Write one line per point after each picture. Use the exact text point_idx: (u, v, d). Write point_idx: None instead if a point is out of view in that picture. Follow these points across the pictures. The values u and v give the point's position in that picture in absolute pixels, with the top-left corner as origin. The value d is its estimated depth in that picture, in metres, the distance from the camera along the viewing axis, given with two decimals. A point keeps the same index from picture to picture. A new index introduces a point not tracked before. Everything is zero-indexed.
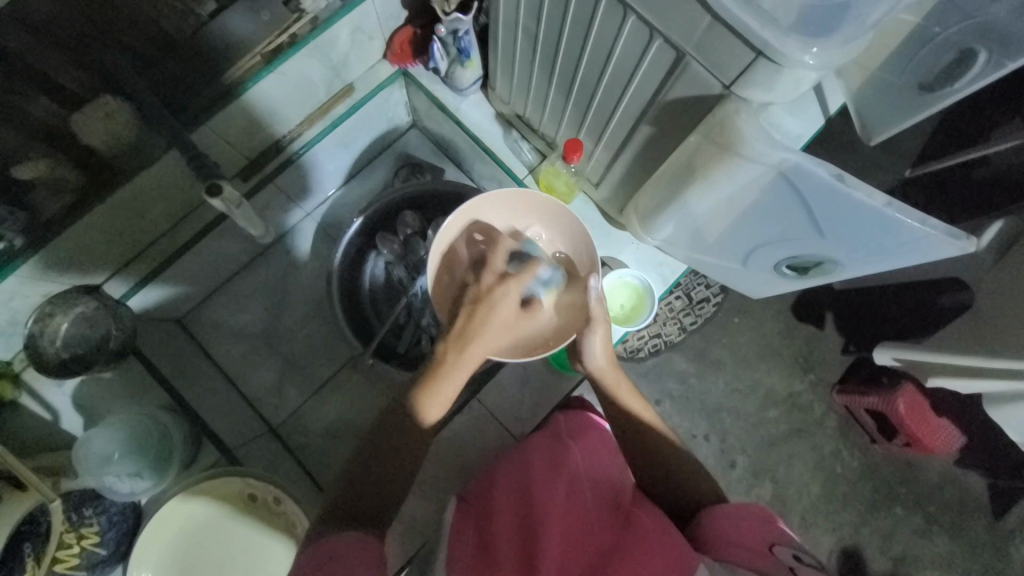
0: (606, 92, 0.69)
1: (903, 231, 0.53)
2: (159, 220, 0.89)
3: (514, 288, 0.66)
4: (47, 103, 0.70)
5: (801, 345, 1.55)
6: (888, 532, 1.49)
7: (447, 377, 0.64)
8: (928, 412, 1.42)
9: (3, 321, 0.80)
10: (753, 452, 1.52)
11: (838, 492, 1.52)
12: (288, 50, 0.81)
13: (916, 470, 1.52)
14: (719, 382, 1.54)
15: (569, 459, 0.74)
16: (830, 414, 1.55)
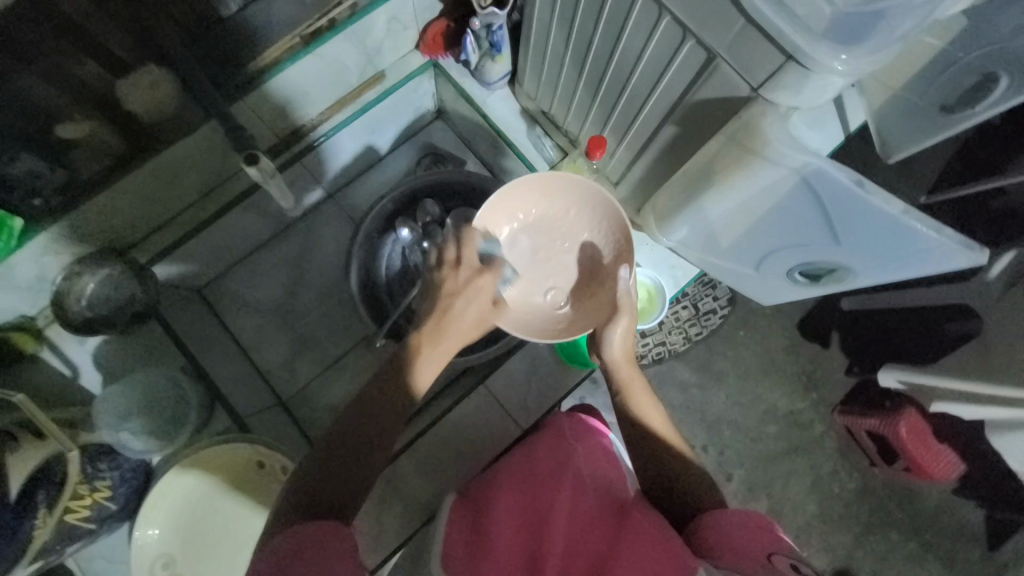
0: (634, 92, 0.71)
1: (917, 238, 0.55)
2: (190, 190, 0.91)
3: (490, 282, 0.74)
4: (95, 68, 0.72)
5: (805, 363, 1.56)
6: (882, 556, 1.50)
7: (427, 356, 0.71)
8: (929, 437, 1.41)
9: (32, 277, 0.82)
10: (750, 467, 1.52)
11: (833, 512, 1.52)
12: (327, 34, 0.86)
13: (914, 497, 1.52)
14: (720, 395, 1.55)
15: (573, 462, 0.75)
16: (830, 433, 1.55)
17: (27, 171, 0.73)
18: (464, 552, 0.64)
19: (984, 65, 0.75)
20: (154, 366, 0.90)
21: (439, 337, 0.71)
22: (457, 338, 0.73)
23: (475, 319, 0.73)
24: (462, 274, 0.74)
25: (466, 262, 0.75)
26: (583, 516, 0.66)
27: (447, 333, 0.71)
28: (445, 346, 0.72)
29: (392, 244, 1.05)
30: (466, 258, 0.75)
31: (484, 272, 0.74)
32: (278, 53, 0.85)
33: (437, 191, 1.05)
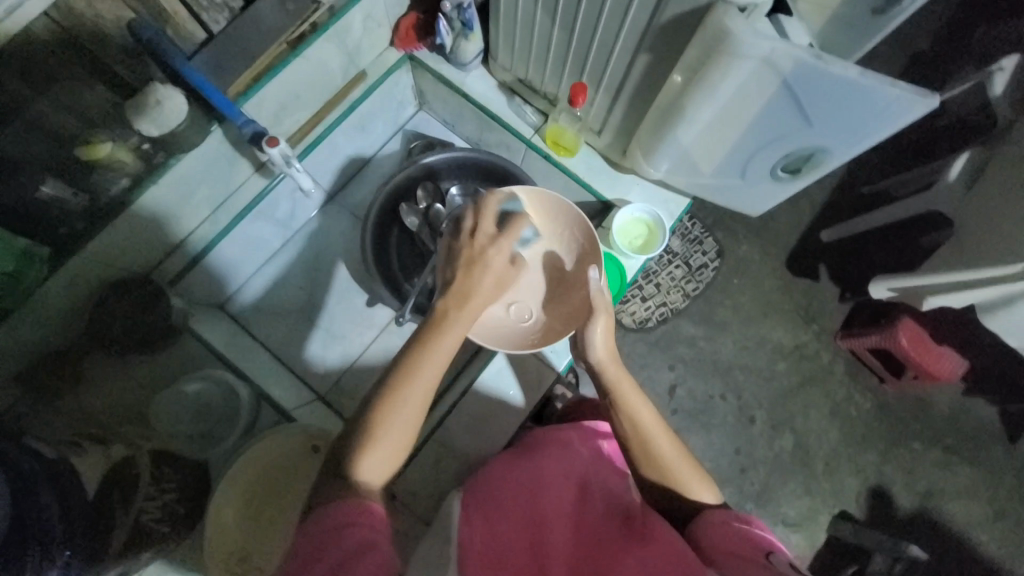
0: (605, 31, 0.79)
1: (878, 97, 0.64)
2: (202, 205, 0.96)
3: (507, 246, 0.76)
4: (104, 91, 0.77)
5: (801, 300, 1.61)
6: (911, 467, 1.54)
7: (395, 417, 0.67)
8: (927, 341, 1.46)
9: (64, 303, 0.83)
10: (770, 406, 1.56)
11: (856, 435, 1.56)
12: (311, 37, 0.91)
13: (928, 405, 1.57)
14: (728, 343, 1.59)
15: (582, 464, 0.86)
16: (838, 360, 1.59)
17: (53, 194, 0.77)
18: (482, 550, 0.73)
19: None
20: (192, 375, 0.92)
21: (468, 299, 0.73)
22: (427, 382, 0.69)
23: (496, 282, 0.76)
24: (479, 241, 0.76)
25: (482, 231, 0.77)
26: (592, 515, 0.79)
27: (421, 373, 0.68)
28: (413, 403, 0.68)
29: (399, 239, 1.10)
30: (482, 226, 0.76)
31: (497, 241, 0.76)
32: (255, 70, 0.88)
33: (432, 174, 1.11)
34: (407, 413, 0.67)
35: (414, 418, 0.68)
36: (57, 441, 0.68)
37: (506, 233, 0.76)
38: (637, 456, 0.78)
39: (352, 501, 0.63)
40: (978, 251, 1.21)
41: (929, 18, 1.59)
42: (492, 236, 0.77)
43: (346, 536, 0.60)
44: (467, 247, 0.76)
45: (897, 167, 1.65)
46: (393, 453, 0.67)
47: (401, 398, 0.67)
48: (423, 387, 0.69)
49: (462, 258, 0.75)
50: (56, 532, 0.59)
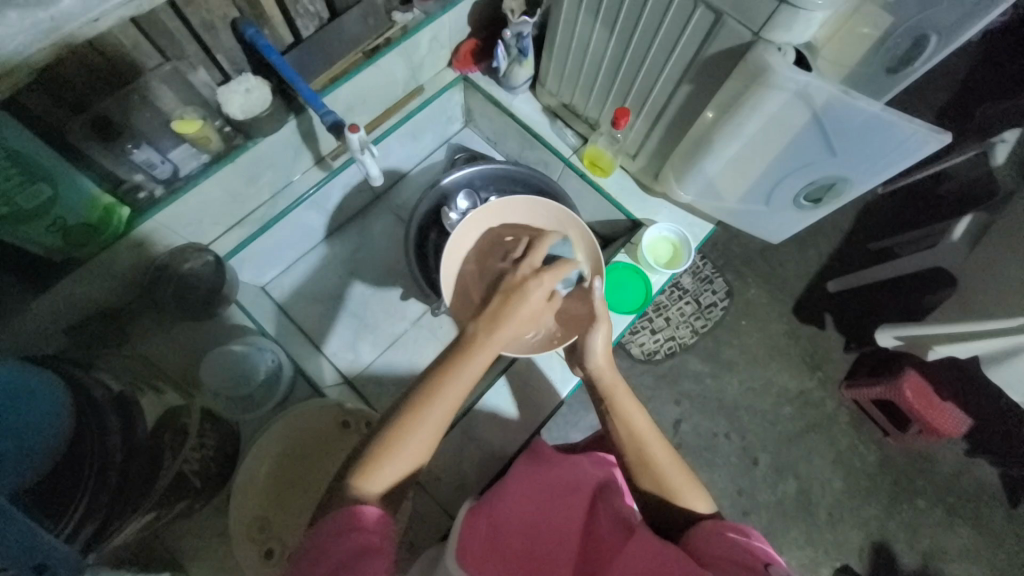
0: (653, 61, 0.90)
1: (897, 130, 0.74)
2: (264, 189, 1.04)
3: (549, 280, 0.77)
4: (204, 75, 0.85)
5: (806, 344, 1.65)
6: (914, 525, 1.52)
7: (414, 428, 0.67)
8: (931, 395, 1.48)
9: (129, 265, 0.89)
10: (774, 449, 1.57)
11: (859, 486, 1.55)
12: (384, 49, 1.01)
13: (931, 462, 1.57)
14: (734, 382, 1.61)
15: (592, 483, 0.83)
16: (842, 408, 1.61)
17: (144, 160, 0.83)
18: (483, 554, 0.71)
19: (918, 30, 0.83)
20: (235, 338, 0.97)
21: (498, 323, 0.75)
22: (450, 399, 0.69)
23: (532, 315, 0.77)
24: (521, 273, 0.80)
25: (526, 265, 0.81)
26: (599, 531, 0.74)
27: (440, 389, 0.69)
28: (432, 416, 0.68)
29: (436, 242, 1.14)
30: (529, 259, 0.82)
31: (541, 274, 0.78)
32: (334, 72, 0.98)
33: (473, 183, 1.16)
34: (426, 426, 0.68)
35: (432, 432, 0.68)
36: (122, 382, 0.72)
37: (548, 268, 0.78)
38: (631, 458, 0.78)
39: (352, 508, 0.61)
40: (978, 304, 1.26)
41: (930, 94, 1.72)
42: (535, 270, 0.80)
43: (341, 542, 0.58)
44: (511, 279, 0.79)
45: (899, 226, 1.74)
46: (409, 463, 0.67)
47: (423, 411, 0.68)
48: (442, 405, 0.69)
49: (502, 287, 0.78)
50: (117, 463, 0.62)
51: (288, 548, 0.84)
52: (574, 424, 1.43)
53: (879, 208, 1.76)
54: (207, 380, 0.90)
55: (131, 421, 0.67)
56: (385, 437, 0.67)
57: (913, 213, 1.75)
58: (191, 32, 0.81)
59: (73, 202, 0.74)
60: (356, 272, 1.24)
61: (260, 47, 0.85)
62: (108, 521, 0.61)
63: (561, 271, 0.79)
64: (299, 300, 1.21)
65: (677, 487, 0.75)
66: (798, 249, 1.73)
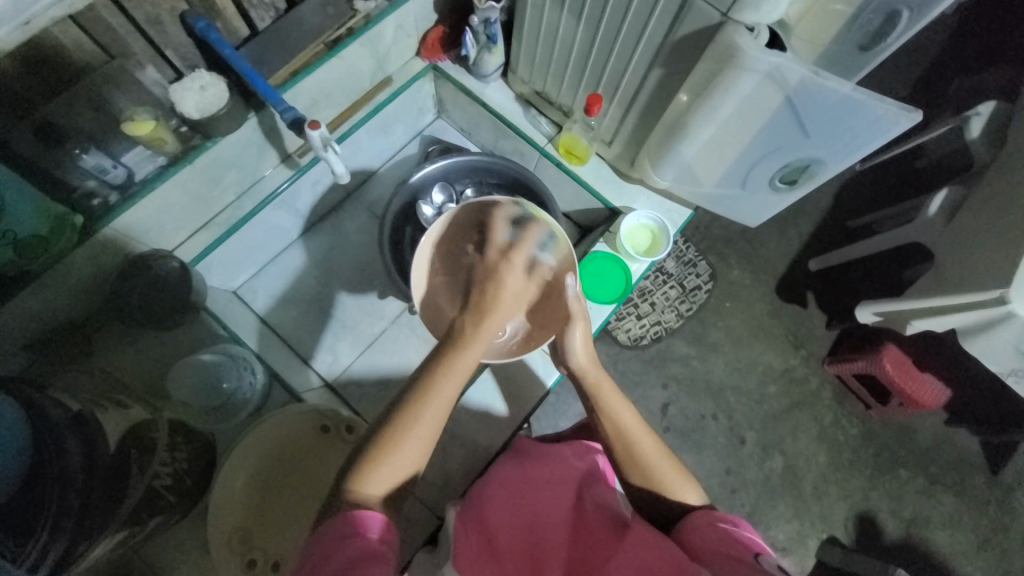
0: (623, 45, 0.87)
1: (868, 110, 0.73)
2: (229, 190, 1.01)
3: (519, 257, 0.75)
4: (154, 73, 0.81)
5: (789, 324, 1.67)
6: (897, 495, 1.56)
7: (411, 430, 0.65)
8: (912, 368, 1.50)
9: (88, 276, 0.86)
10: (760, 428, 1.59)
11: (844, 459, 1.58)
12: (347, 40, 0.97)
13: (912, 432, 1.61)
14: (719, 364, 1.62)
15: (576, 476, 0.82)
16: (826, 385, 1.63)
17: (94, 166, 0.79)
18: (474, 561, 0.71)
19: (889, 6, 0.81)
20: (206, 348, 0.94)
21: (482, 315, 0.71)
22: (444, 397, 0.68)
23: (514, 297, 0.74)
24: (491, 256, 0.76)
25: (495, 245, 0.77)
26: (587, 525, 0.73)
27: (434, 390, 0.67)
28: (429, 414, 0.67)
29: (413, 237, 1.11)
30: (495, 240, 0.77)
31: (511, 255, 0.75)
32: (295, 66, 0.93)
33: (447, 176, 1.14)
34: (423, 427, 0.66)
35: (428, 432, 0.67)
36: (82, 401, 0.69)
37: (516, 246, 0.75)
38: (619, 454, 0.78)
39: (353, 515, 0.59)
40: (953, 278, 1.28)
41: (905, 68, 1.72)
42: (503, 249, 0.77)
43: (343, 548, 0.56)
44: (483, 263, 0.75)
45: (878, 203, 1.75)
46: (406, 467, 0.65)
47: (416, 414, 0.66)
48: (438, 405, 0.67)
49: (476, 275, 0.75)
50: (78, 486, 0.60)
51: (270, 558, 0.83)
52: (562, 413, 1.43)
53: (858, 185, 1.77)
54: (176, 392, 0.89)
55: (93, 441, 0.65)
56: (378, 442, 0.65)
57: (891, 188, 1.76)
58: (137, 28, 0.76)
59: (25, 216, 0.71)
60: (333, 271, 1.21)
61: (212, 42, 0.81)
62: (75, 544, 0.59)
63: (529, 242, 0.78)
64: (275, 302, 1.18)
65: (666, 479, 0.75)
66: (779, 229, 1.74)
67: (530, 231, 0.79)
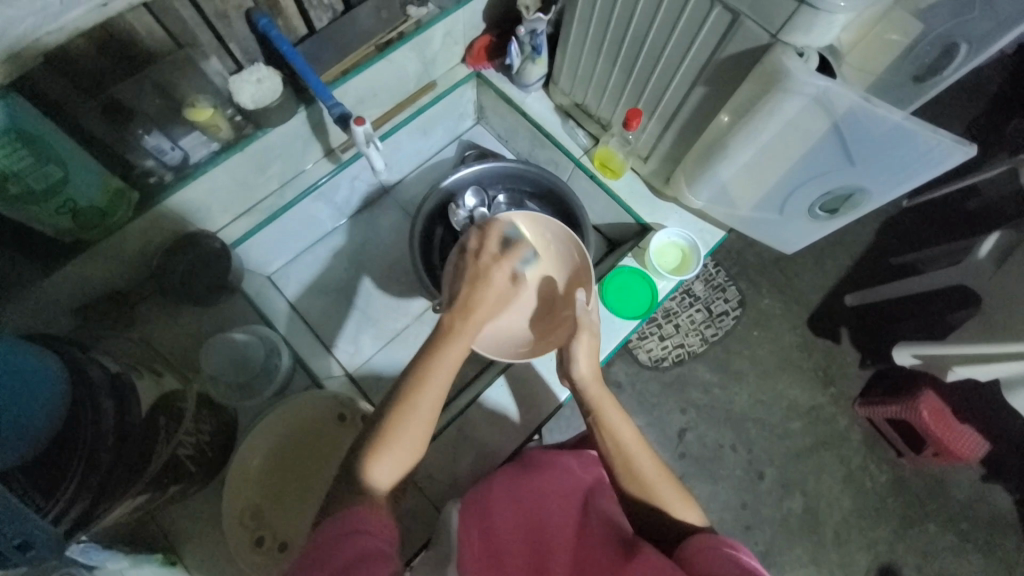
0: (668, 61, 0.87)
1: (920, 140, 0.71)
2: (274, 178, 1.05)
3: (507, 263, 0.83)
4: (215, 63, 0.85)
5: (819, 358, 1.60)
6: (925, 550, 1.47)
7: (404, 425, 0.67)
8: (948, 417, 1.43)
9: (138, 250, 0.91)
10: (781, 464, 1.53)
11: (869, 507, 1.50)
12: (397, 43, 1.00)
13: (946, 485, 1.51)
14: (742, 394, 1.57)
15: (581, 489, 0.84)
16: (854, 426, 1.56)
17: (154, 147, 0.83)
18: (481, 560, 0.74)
19: (948, 38, 0.80)
20: (239, 327, 0.97)
21: (469, 312, 0.76)
22: (433, 398, 0.69)
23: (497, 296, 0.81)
24: (483, 259, 0.82)
25: (487, 249, 0.84)
26: (592, 536, 0.74)
27: (425, 394, 0.69)
28: (418, 419, 0.68)
29: (442, 239, 1.13)
30: (486, 247, 0.84)
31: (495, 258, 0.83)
32: (345, 65, 0.98)
33: (482, 181, 1.15)
34: (416, 429, 0.68)
35: (421, 432, 0.68)
36: (120, 365, 0.73)
37: (505, 255, 0.83)
38: (618, 468, 0.76)
39: (354, 510, 0.60)
40: (999, 324, 1.22)
41: (959, 106, 1.65)
42: (495, 255, 0.83)
43: (349, 544, 0.57)
44: (473, 265, 0.81)
45: (923, 242, 1.67)
46: (404, 458, 0.67)
47: (415, 405, 0.68)
48: (429, 402, 0.69)
49: (467, 273, 0.81)
50: (110, 444, 0.63)
51: (278, 538, 0.85)
52: (574, 428, 1.41)
53: (904, 221, 1.70)
54: (208, 366, 0.90)
55: (126, 403, 0.68)
56: (372, 439, 0.67)
57: (940, 226, 1.68)
58: (205, 22, 0.81)
59: (86, 186, 0.76)
60: (363, 265, 1.25)
61: (272, 38, 0.85)
62: (97, 502, 0.62)
63: (515, 255, 0.85)
64: (306, 291, 1.22)
65: (664, 496, 0.73)
66: (816, 260, 1.68)
67: (518, 247, 0.88)
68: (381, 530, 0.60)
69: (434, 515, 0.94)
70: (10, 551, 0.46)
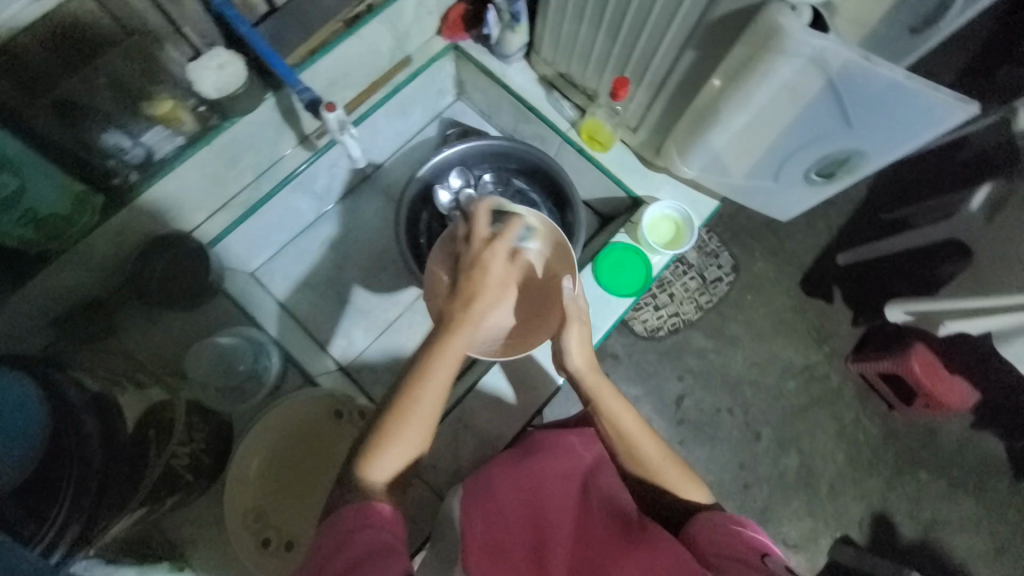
0: (655, 25, 0.83)
1: (920, 100, 0.68)
2: (248, 171, 1.00)
3: (503, 245, 0.71)
4: (171, 52, 0.79)
5: (813, 319, 1.61)
6: (916, 497, 1.52)
7: (409, 416, 0.66)
8: (940, 368, 1.46)
9: (111, 255, 0.87)
10: (778, 424, 1.55)
11: (862, 460, 1.54)
12: (366, 18, 0.94)
13: (936, 435, 1.55)
14: (738, 358, 1.58)
15: (582, 469, 0.83)
16: (848, 383, 1.58)
17: (115, 145, 0.79)
18: (481, 548, 0.73)
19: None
20: (226, 330, 0.95)
21: (470, 301, 0.69)
22: (432, 392, 0.67)
23: (501, 283, 0.72)
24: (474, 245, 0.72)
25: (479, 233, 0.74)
26: (593, 520, 0.74)
27: (422, 384, 0.66)
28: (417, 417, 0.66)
29: (429, 223, 1.09)
30: (477, 229, 0.73)
31: (497, 236, 0.72)
32: (313, 44, 0.91)
33: (466, 160, 1.11)
34: (419, 413, 0.66)
35: (427, 414, 0.66)
36: (101, 381, 0.71)
37: (500, 235, 0.71)
38: (622, 455, 0.77)
39: (360, 505, 0.60)
40: (992, 278, 1.22)
41: (954, 53, 1.60)
42: (488, 238, 0.73)
43: (357, 540, 0.57)
44: (468, 252, 0.72)
45: (915, 196, 1.65)
46: (407, 452, 0.66)
47: (409, 408, 0.66)
48: (428, 399, 0.67)
49: (464, 261, 0.72)
50: (97, 467, 0.61)
51: (285, 537, 0.85)
52: (574, 403, 1.42)
53: (896, 176, 1.68)
54: (195, 372, 0.91)
55: (112, 421, 0.66)
56: (376, 430, 0.66)
57: (932, 180, 1.66)
58: (155, 5, 0.73)
59: (44, 194, 0.72)
60: (349, 253, 1.21)
61: (231, 19, 0.79)
62: (92, 521, 0.61)
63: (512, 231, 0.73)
64: (292, 284, 1.18)
65: (671, 478, 0.75)
66: (808, 221, 1.66)
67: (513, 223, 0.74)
68: (384, 526, 0.59)
69: (438, 502, 0.95)
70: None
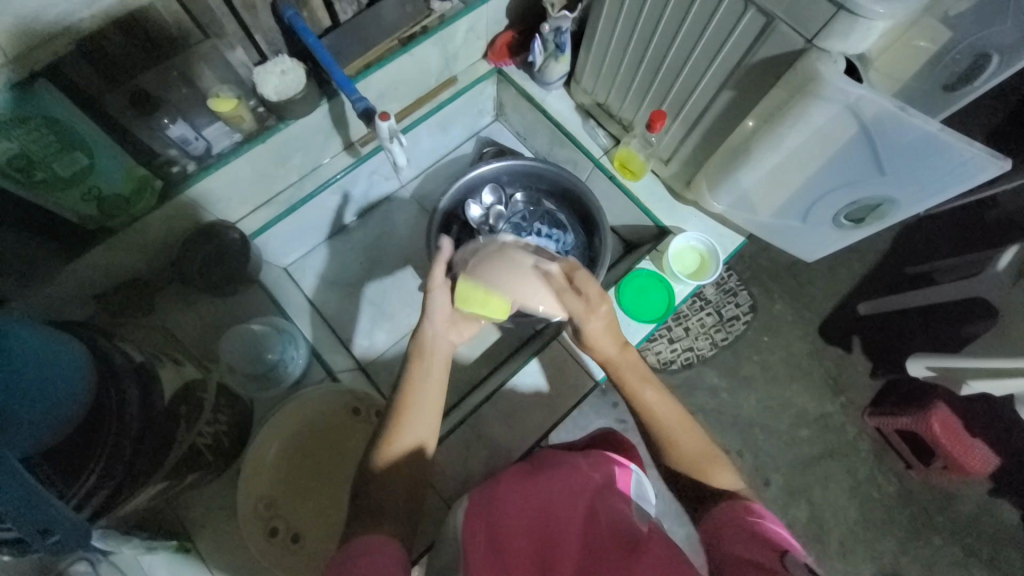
0: (694, 64, 0.87)
1: (955, 153, 0.70)
2: (293, 171, 1.05)
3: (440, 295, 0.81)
4: (240, 54, 0.85)
5: (829, 367, 1.59)
6: (929, 563, 1.46)
7: (415, 399, 0.74)
8: (960, 431, 1.45)
9: (160, 238, 0.92)
10: (788, 471, 1.52)
11: (874, 517, 1.49)
12: (421, 38, 0.99)
13: (954, 499, 1.50)
14: (751, 400, 1.56)
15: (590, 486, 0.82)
16: (864, 436, 1.54)
17: (179, 136, 0.83)
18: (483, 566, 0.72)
19: (978, 48, 0.77)
20: (256, 318, 0.99)
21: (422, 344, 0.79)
22: (427, 388, 0.76)
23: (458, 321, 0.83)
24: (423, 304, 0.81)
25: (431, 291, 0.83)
26: (601, 533, 0.72)
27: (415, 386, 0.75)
28: (426, 403, 0.75)
29: (458, 235, 1.12)
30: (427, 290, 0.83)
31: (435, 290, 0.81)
32: (369, 57, 0.96)
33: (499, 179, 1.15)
34: (423, 399, 0.75)
35: (430, 402, 0.75)
36: (144, 353, 0.74)
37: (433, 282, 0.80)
38: (660, 444, 0.78)
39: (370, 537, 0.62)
40: None
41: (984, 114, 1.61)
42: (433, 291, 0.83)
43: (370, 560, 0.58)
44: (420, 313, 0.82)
45: (941, 252, 1.64)
46: (425, 428, 0.74)
47: (409, 401, 0.74)
48: (432, 387, 0.76)
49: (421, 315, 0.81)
50: (133, 435, 0.64)
51: (292, 529, 0.87)
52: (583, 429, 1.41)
53: (922, 231, 1.68)
54: (225, 358, 0.92)
55: (151, 392, 0.68)
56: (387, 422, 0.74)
57: (959, 237, 1.65)
58: (231, 11, 0.80)
59: (109, 174, 0.76)
60: (377, 259, 1.25)
61: (297, 29, 0.85)
62: (118, 489, 0.62)
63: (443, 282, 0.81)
64: (320, 283, 1.22)
65: (703, 463, 0.75)
66: (830, 268, 1.66)
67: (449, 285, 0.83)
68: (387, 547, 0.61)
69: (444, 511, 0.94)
70: (32, 536, 0.47)
